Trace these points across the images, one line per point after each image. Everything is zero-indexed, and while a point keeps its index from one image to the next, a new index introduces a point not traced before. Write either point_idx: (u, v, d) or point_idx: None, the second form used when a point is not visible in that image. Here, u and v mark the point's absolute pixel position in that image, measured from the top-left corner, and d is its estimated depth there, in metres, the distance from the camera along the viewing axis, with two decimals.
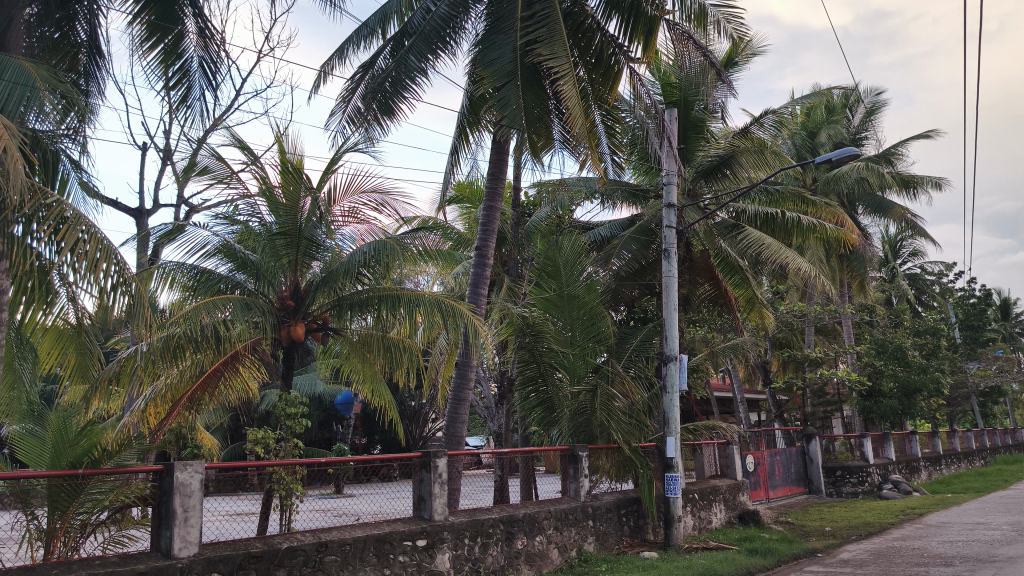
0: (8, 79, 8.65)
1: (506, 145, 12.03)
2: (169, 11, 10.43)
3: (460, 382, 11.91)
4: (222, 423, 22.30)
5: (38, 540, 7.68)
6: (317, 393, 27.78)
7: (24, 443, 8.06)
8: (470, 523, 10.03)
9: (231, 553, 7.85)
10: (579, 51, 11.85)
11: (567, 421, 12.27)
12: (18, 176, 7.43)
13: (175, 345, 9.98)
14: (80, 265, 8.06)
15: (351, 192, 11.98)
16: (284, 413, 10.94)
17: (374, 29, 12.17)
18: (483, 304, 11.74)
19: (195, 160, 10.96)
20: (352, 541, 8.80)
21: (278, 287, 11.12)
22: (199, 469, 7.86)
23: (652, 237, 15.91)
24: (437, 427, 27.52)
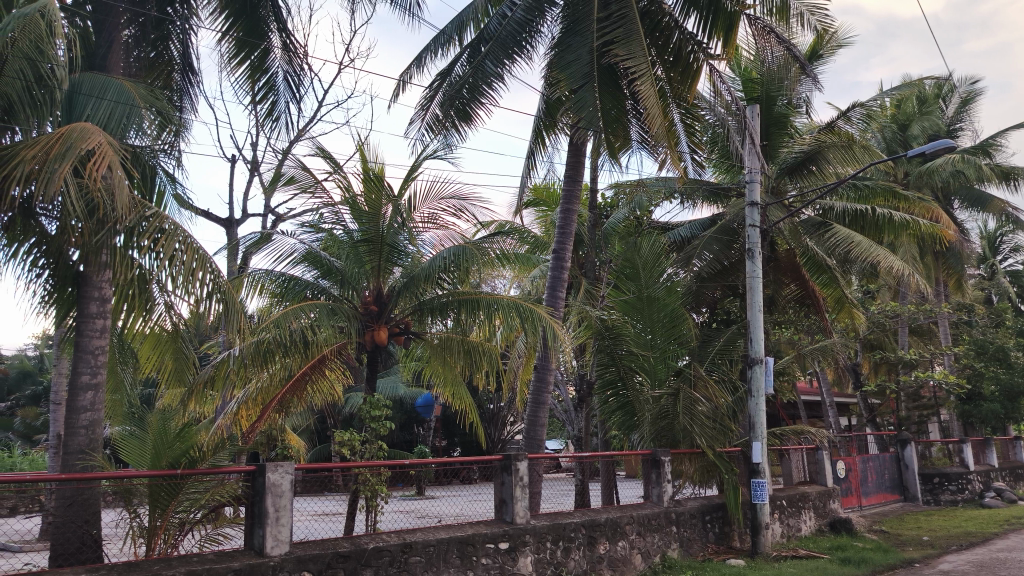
0: (110, 98, 9.18)
1: (583, 147, 11.93)
2: (255, 28, 10.87)
3: (539, 385, 11.80)
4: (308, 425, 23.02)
5: (140, 536, 8.03)
6: (398, 396, 28.37)
7: (127, 445, 8.33)
8: (551, 527, 9.97)
9: (320, 551, 8.03)
10: (656, 50, 11.74)
11: (648, 425, 12.10)
12: (122, 193, 7.88)
13: (265, 350, 10.30)
14: (178, 274, 8.48)
15: (431, 198, 12.11)
16: (369, 415, 11.19)
17: (451, 37, 12.28)
18: (561, 307, 11.61)
19: (282, 171, 11.31)
20: (436, 543, 8.88)
21: (362, 292, 11.37)
22: (289, 470, 8.07)
23: (734, 237, 15.62)
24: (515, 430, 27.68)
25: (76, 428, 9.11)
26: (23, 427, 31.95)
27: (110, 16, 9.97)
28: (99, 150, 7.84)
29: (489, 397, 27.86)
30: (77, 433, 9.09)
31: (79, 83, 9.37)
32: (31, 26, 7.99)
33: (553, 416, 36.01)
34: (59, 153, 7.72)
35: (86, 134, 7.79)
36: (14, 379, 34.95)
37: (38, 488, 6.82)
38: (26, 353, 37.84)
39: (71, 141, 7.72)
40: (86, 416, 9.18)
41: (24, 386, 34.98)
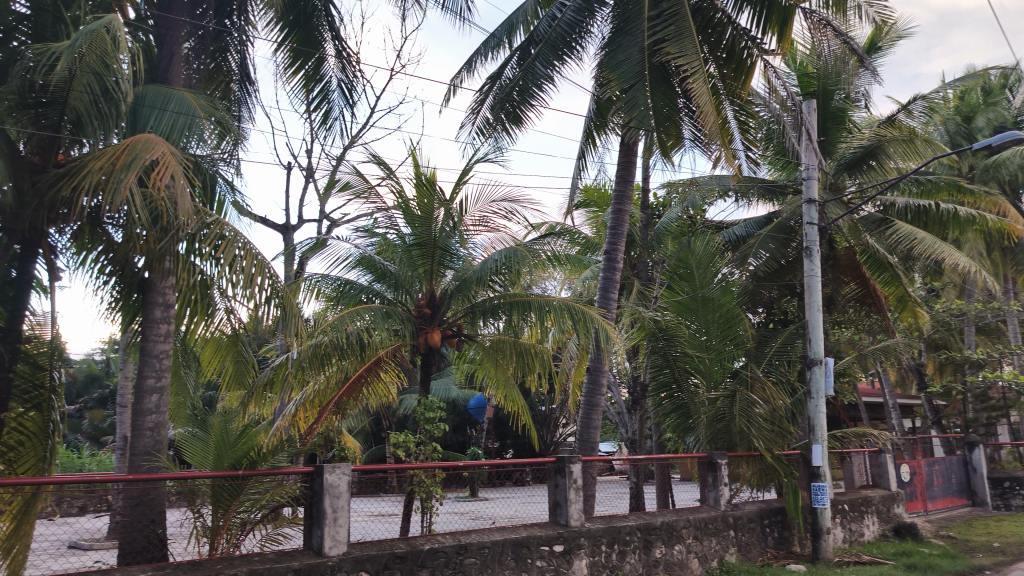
0: (172, 110, 9.45)
1: (634, 147, 11.83)
2: (310, 37, 11.08)
3: (592, 387, 11.70)
4: (364, 426, 23.41)
5: (203, 536, 8.21)
6: (451, 398, 28.67)
7: (190, 446, 8.63)
8: (606, 530, 9.90)
9: (377, 552, 8.12)
10: (709, 47, 11.54)
11: (704, 428, 11.93)
12: (184, 202, 8.14)
13: (322, 353, 10.41)
14: (238, 281, 8.69)
15: (482, 201, 12.05)
16: (423, 417, 11.29)
17: (501, 40, 12.32)
18: (613, 308, 11.50)
19: (336, 177, 11.48)
20: (491, 545, 8.90)
21: (415, 296, 11.49)
22: (346, 471, 8.16)
23: (791, 234, 15.31)
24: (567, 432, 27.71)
25: (142, 430, 9.43)
26: (92, 429, 33.16)
27: (171, 29, 10.24)
28: (163, 160, 8.08)
29: (541, 399, 27.93)
30: (143, 435, 9.41)
31: (142, 95, 9.66)
32: (97, 41, 8.35)
33: (605, 418, 35.83)
34: (124, 163, 7.99)
35: (149, 145, 8.05)
36: (83, 382, 36.29)
37: (106, 488, 6.96)
38: (94, 357, 39.25)
39: (136, 152, 7.99)
40: (152, 418, 9.49)
41: (92, 389, 36.25)
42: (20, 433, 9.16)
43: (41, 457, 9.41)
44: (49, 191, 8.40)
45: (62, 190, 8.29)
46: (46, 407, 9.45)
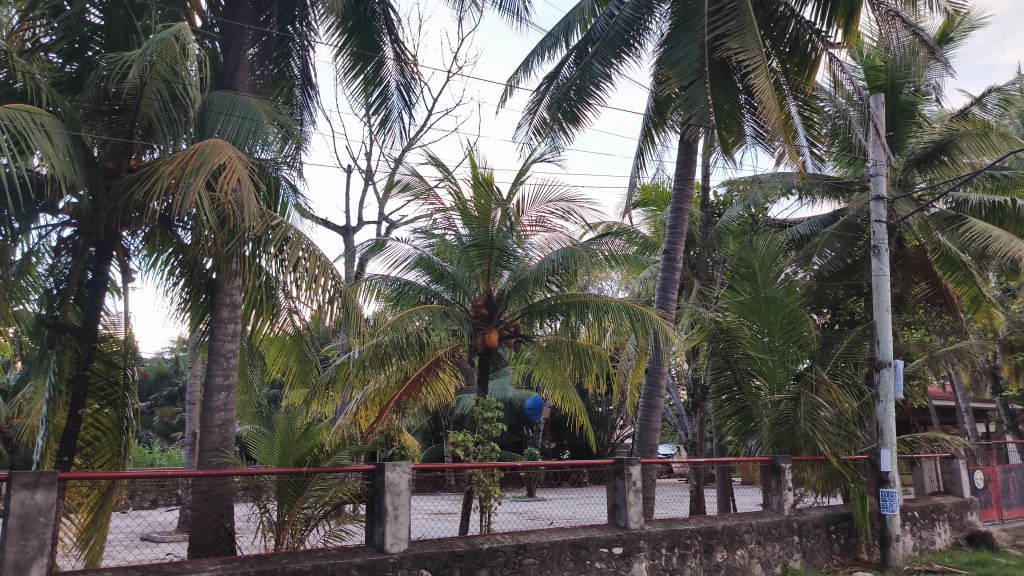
0: (238, 114, 9.66)
1: (694, 145, 11.65)
2: (370, 41, 11.24)
3: (651, 389, 11.55)
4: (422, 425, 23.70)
5: (270, 531, 8.42)
6: (507, 398, 28.83)
7: (257, 442, 8.88)
8: (666, 533, 9.78)
9: (437, 550, 8.17)
10: (771, 41, 11.28)
11: (767, 430, 11.70)
12: (249, 206, 8.33)
13: (383, 352, 10.59)
14: (302, 282, 8.88)
15: (538, 202, 12.03)
16: (481, 417, 11.30)
17: (558, 39, 12.28)
18: (673, 309, 11.33)
19: (395, 179, 11.62)
20: (549, 546, 8.87)
21: (473, 296, 11.56)
22: (406, 470, 8.18)
23: (857, 233, 14.96)
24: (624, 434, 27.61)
25: (211, 427, 9.71)
26: (162, 425, 34.39)
27: (236, 36, 10.42)
28: (229, 164, 8.29)
29: (598, 400, 27.84)
30: (212, 432, 9.68)
31: (209, 100, 9.80)
32: (167, 49, 8.58)
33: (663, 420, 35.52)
34: (193, 168, 8.21)
35: (217, 150, 8.27)
36: (153, 380, 37.63)
37: (177, 483, 7.15)
38: (163, 356, 40.70)
39: (204, 156, 8.20)
40: (220, 415, 9.76)
41: (162, 387, 37.57)
42: (96, 429, 9.64)
43: (116, 452, 9.78)
44: (122, 196, 8.70)
45: (135, 194, 8.57)
46: (120, 404, 9.81)
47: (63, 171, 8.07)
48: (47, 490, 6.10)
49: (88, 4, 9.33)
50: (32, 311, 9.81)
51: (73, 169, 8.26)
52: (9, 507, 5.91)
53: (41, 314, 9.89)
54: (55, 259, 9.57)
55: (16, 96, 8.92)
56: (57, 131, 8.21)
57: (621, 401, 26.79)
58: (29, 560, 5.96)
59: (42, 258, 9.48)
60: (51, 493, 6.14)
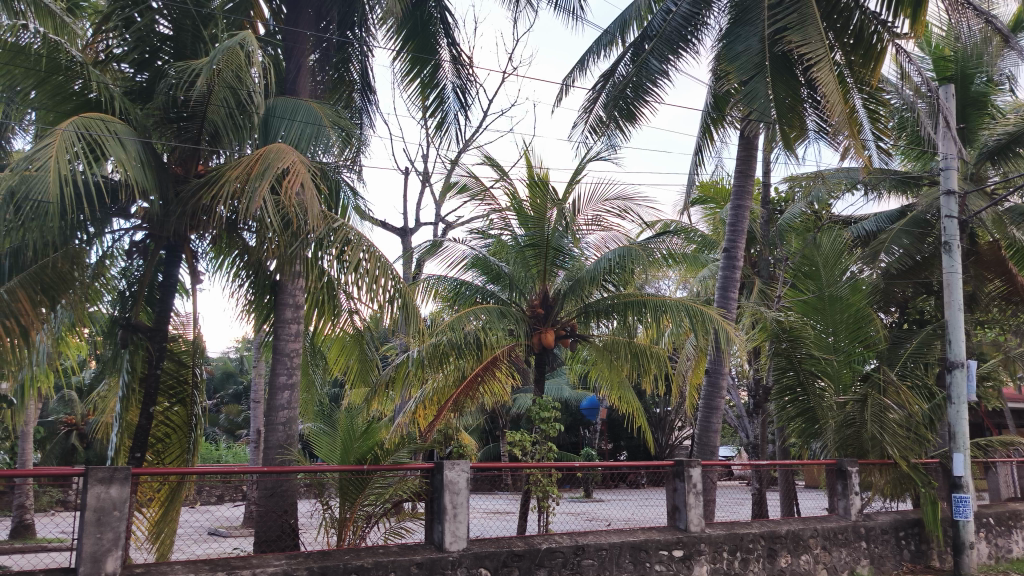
0: (300, 119, 9.92)
1: (755, 141, 11.42)
2: (426, 44, 11.35)
3: (711, 390, 11.32)
4: (480, 425, 23.85)
5: (332, 527, 8.56)
6: (564, 399, 28.85)
7: (319, 440, 9.08)
8: (728, 536, 9.61)
9: (497, 549, 8.20)
10: (834, 34, 11.03)
11: (832, 433, 11.40)
12: (312, 209, 8.50)
13: (441, 352, 10.65)
14: (364, 283, 9.03)
15: (595, 200, 11.90)
16: (539, 416, 11.24)
17: (614, 37, 12.19)
18: (734, 308, 11.11)
19: (452, 180, 11.70)
20: (608, 547, 8.81)
21: (529, 296, 11.55)
22: (465, 469, 8.21)
23: (928, 229, 14.53)
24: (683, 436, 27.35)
25: (276, 425, 9.93)
26: (228, 423, 35.48)
27: (298, 43, 10.64)
28: (293, 168, 8.49)
29: (656, 401, 27.62)
30: (277, 430, 9.89)
31: (274, 107, 10.10)
32: (233, 57, 8.84)
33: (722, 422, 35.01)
34: (258, 173, 8.41)
35: (281, 154, 8.47)
36: (219, 379, 38.77)
37: (242, 480, 7.33)
38: (227, 355, 41.93)
39: (269, 161, 8.41)
40: (284, 413, 9.97)
41: (228, 385, 38.68)
42: (166, 426, 9.97)
43: (185, 449, 10.09)
44: (191, 200, 8.95)
45: (202, 198, 8.80)
46: (189, 402, 10.12)
47: (136, 177, 8.37)
48: (121, 485, 6.32)
49: (157, 15, 9.63)
50: (106, 311, 10.17)
51: (144, 176, 8.53)
52: (86, 501, 6.15)
53: (115, 315, 10.25)
54: (128, 261, 9.89)
55: (91, 106, 9.23)
56: (129, 139, 8.52)
57: (680, 401, 26.51)
58: (105, 551, 6.19)
59: (115, 260, 9.81)
60: (125, 488, 6.35)
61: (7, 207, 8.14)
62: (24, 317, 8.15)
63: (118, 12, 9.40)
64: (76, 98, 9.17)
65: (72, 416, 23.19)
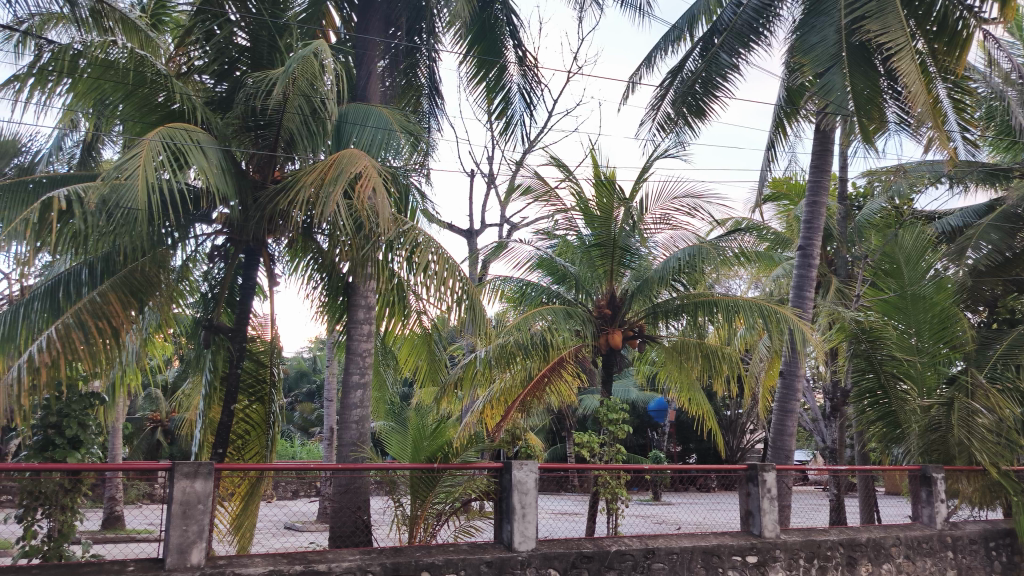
0: (371, 123, 10.14)
1: (831, 135, 11.04)
2: (493, 46, 11.42)
3: (786, 393, 11.01)
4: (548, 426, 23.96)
5: (403, 524, 8.75)
6: (632, 400, 28.82)
7: (391, 438, 9.29)
8: (805, 543, 9.33)
9: (565, 551, 8.15)
10: (915, 22, 10.56)
11: (915, 438, 11.00)
12: (384, 213, 8.67)
13: (509, 352, 10.73)
14: (432, 283, 9.19)
15: (663, 198, 11.66)
16: (607, 418, 11.11)
17: (682, 33, 11.98)
18: (809, 308, 10.77)
19: (518, 181, 11.72)
20: (679, 551, 8.67)
21: (596, 297, 11.45)
22: (534, 469, 8.20)
23: (1020, 223, 13.86)
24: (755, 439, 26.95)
25: (349, 423, 10.17)
26: (302, 421, 36.53)
27: (368, 49, 10.84)
28: (365, 173, 8.68)
29: (726, 403, 27.26)
30: (350, 428, 10.14)
31: (345, 113, 10.26)
32: (307, 66, 9.12)
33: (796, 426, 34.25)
34: (332, 178, 8.63)
35: (354, 159, 8.67)
36: (294, 377, 40.00)
37: (317, 476, 7.52)
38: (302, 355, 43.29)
39: (342, 166, 8.62)
40: (357, 411, 10.20)
41: (302, 383, 39.91)
42: (246, 423, 10.36)
43: (263, 446, 10.45)
44: (268, 206, 9.30)
45: (279, 203, 9.10)
46: (267, 400, 10.49)
47: (217, 184, 8.73)
48: (205, 479, 6.57)
49: (235, 28, 10.00)
50: (190, 313, 10.61)
51: (225, 182, 8.92)
52: (172, 494, 6.43)
53: (198, 316, 10.70)
54: (209, 265, 10.31)
55: (174, 117, 9.73)
56: (211, 147, 8.89)
57: (751, 402, 26.01)
58: (190, 543, 6.47)
59: (197, 264, 10.24)
60: (209, 482, 6.62)
61: (100, 215, 8.67)
62: (115, 318, 8.60)
63: (199, 25, 9.89)
64: (160, 110, 9.68)
65: (158, 414, 24.46)
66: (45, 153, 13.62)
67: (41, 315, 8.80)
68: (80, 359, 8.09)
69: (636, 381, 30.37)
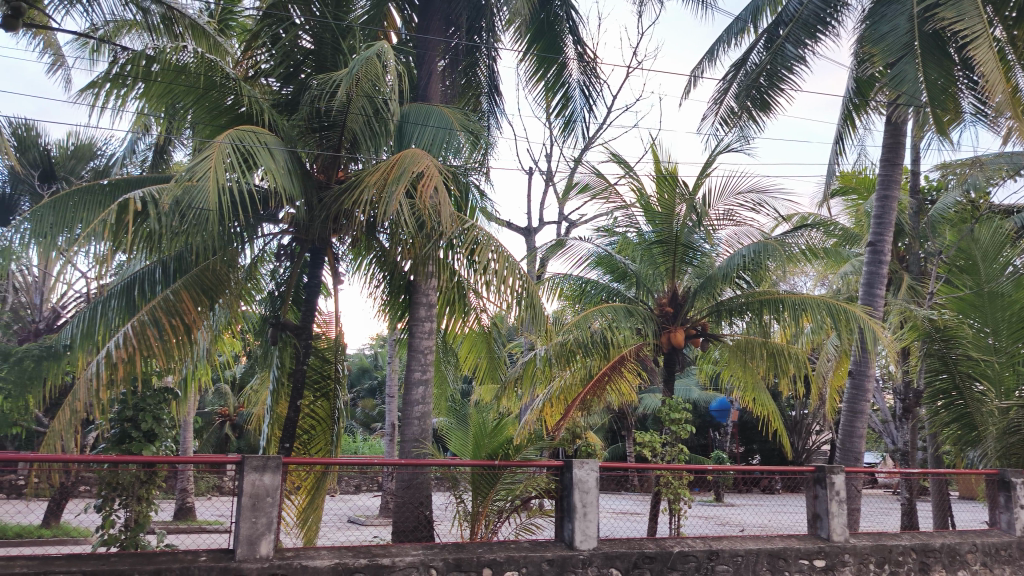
0: (433, 123, 10.20)
1: (903, 126, 10.69)
2: (553, 43, 11.41)
3: (855, 393, 10.72)
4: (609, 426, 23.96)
5: (465, 520, 8.84)
6: (694, 400, 28.61)
7: (452, 435, 9.33)
8: (875, 548, 9.07)
9: (627, 550, 8.06)
10: (992, 8, 10.24)
11: (993, 440, 10.38)
12: (446, 212, 8.72)
13: (569, 351, 10.73)
14: (492, 282, 9.23)
15: (726, 195, 11.46)
16: (669, 418, 10.99)
17: (746, 25, 11.76)
18: (880, 305, 10.46)
19: (577, 178, 11.69)
20: (744, 553, 8.50)
21: (657, 295, 11.32)
22: (594, 467, 8.10)
23: None
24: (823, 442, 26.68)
25: (411, 419, 10.27)
26: (365, 416, 37.32)
27: (429, 50, 10.93)
28: (427, 172, 8.74)
29: (792, 404, 26.87)
30: (412, 423, 10.24)
31: (407, 113, 10.33)
32: (371, 67, 9.26)
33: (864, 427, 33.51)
34: (395, 177, 8.71)
35: (416, 159, 8.73)
36: (356, 374, 40.81)
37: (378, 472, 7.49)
38: (362, 352, 44.12)
39: (405, 166, 8.70)
40: (418, 408, 10.28)
41: (364, 380, 40.68)
42: (312, 419, 10.57)
43: (328, 441, 10.66)
44: (333, 206, 9.45)
45: (344, 202, 9.24)
46: (331, 396, 10.69)
47: (283, 185, 8.90)
48: (273, 473, 6.75)
49: (300, 31, 10.14)
50: (257, 311, 10.87)
51: (291, 183, 9.08)
52: (242, 487, 6.61)
53: (265, 314, 10.95)
54: (276, 264, 10.58)
55: (242, 119, 9.96)
56: (278, 148, 9.09)
57: (817, 403, 25.46)
58: (259, 535, 6.62)
59: (265, 263, 10.50)
60: (277, 476, 6.78)
61: (173, 215, 8.93)
62: (187, 315, 8.85)
63: (266, 30, 10.03)
64: (228, 112, 9.91)
65: (227, 408, 25.27)
66: (120, 156, 14.15)
67: (116, 313, 9.10)
68: (155, 355, 8.38)
69: (698, 381, 30.12)
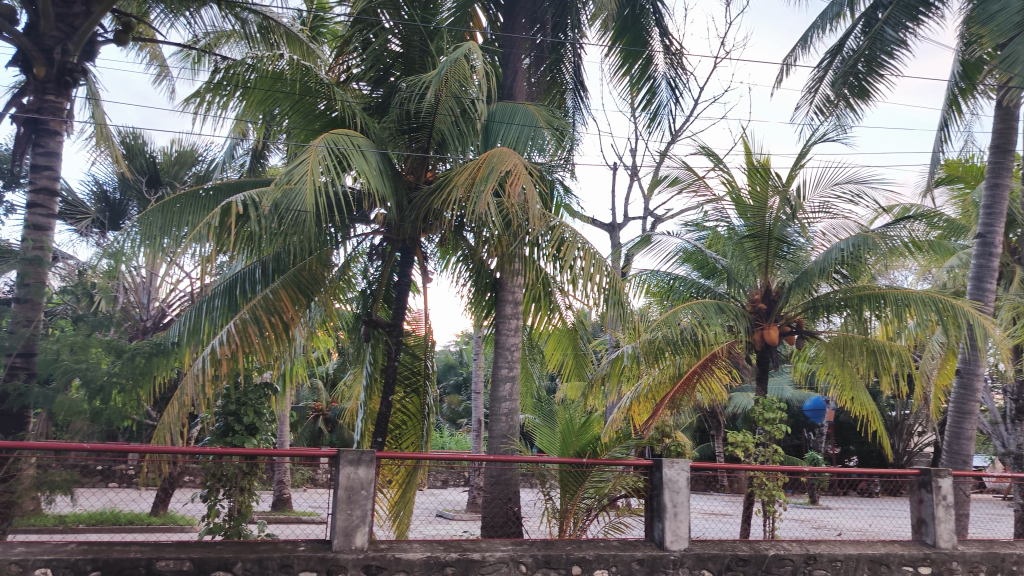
0: (518, 121, 9.92)
1: (1015, 110, 10.12)
2: (638, 36, 11.28)
3: (963, 393, 10.19)
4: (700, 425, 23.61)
5: (554, 518, 8.83)
6: (787, 399, 27.86)
7: (540, 431, 9.28)
8: (986, 556, 8.63)
9: (719, 552, 7.90)
10: None
11: None
12: (534, 210, 8.72)
13: (657, 348, 10.60)
14: (580, 279, 9.19)
15: (822, 186, 11.07)
16: (762, 417, 10.67)
17: (842, 9, 11.34)
18: (990, 300, 9.91)
19: (665, 172, 11.52)
20: (844, 559, 8.20)
21: (749, 290, 11.04)
22: (685, 467, 7.99)
23: None
24: (925, 444, 25.89)
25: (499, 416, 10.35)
26: (450, 412, 37.93)
27: (515, 48, 11.14)
28: (515, 171, 8.73)
29: (892, 403, 25.92)
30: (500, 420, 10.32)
31: (494, 112, 10.13)
32: (459, 68, 9.39)
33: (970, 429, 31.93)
34: (483, 177, 8.77)
35: (503, 158, 8.74)
36: (442, 371, 41.42)
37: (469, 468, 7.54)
38: (446, 348, 44.80)
39: (492, 166, 8.73)
40: (506, 404, 10.25)
41: (449, 377, 41.18)
42: (403, 414, 10.78)
43: (418, 436, 10.87)
44: (423, 205, 9.63)
45: (434, 202, 9.39)
46: (421, 392, 10.91)
47: (376, 186, 9.11)
48: (367, 466, 6.87)
49: (390, 35, 10.35)
50: (350, 308, 11.16)
51: (383, 183, 9.28)
52: (338, 480, 6.78)
53: (358, 312, 11.24)
54: (368, 263, 10.88)
55: (334, 124, 10.23)
56: (371, 151, 9.33)
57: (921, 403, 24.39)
58: (354, 527, 6.79)
59: (357, 262, 10.78)
60: (371, 469, 6.90)
61: (273, 217, 9.28)
62: (285, 313, 9.18)
63: (357, 35, 10.30)
64: (322, 117, 10.20)
65: (321, 403, 26.12)
66: (221, 160, 14.77)
67: (221, 311, 9.52)
68: (256, 352, 8.73)
69: (791, 380, 29.30)
